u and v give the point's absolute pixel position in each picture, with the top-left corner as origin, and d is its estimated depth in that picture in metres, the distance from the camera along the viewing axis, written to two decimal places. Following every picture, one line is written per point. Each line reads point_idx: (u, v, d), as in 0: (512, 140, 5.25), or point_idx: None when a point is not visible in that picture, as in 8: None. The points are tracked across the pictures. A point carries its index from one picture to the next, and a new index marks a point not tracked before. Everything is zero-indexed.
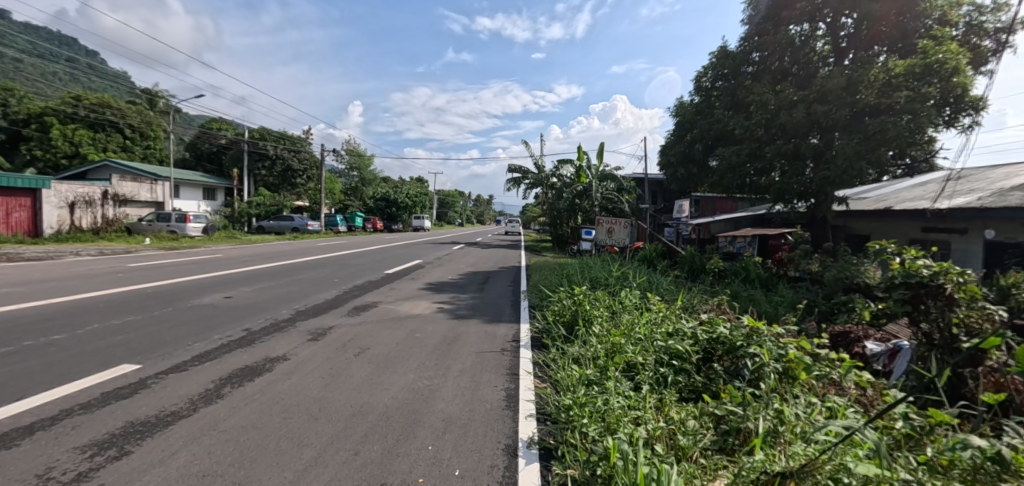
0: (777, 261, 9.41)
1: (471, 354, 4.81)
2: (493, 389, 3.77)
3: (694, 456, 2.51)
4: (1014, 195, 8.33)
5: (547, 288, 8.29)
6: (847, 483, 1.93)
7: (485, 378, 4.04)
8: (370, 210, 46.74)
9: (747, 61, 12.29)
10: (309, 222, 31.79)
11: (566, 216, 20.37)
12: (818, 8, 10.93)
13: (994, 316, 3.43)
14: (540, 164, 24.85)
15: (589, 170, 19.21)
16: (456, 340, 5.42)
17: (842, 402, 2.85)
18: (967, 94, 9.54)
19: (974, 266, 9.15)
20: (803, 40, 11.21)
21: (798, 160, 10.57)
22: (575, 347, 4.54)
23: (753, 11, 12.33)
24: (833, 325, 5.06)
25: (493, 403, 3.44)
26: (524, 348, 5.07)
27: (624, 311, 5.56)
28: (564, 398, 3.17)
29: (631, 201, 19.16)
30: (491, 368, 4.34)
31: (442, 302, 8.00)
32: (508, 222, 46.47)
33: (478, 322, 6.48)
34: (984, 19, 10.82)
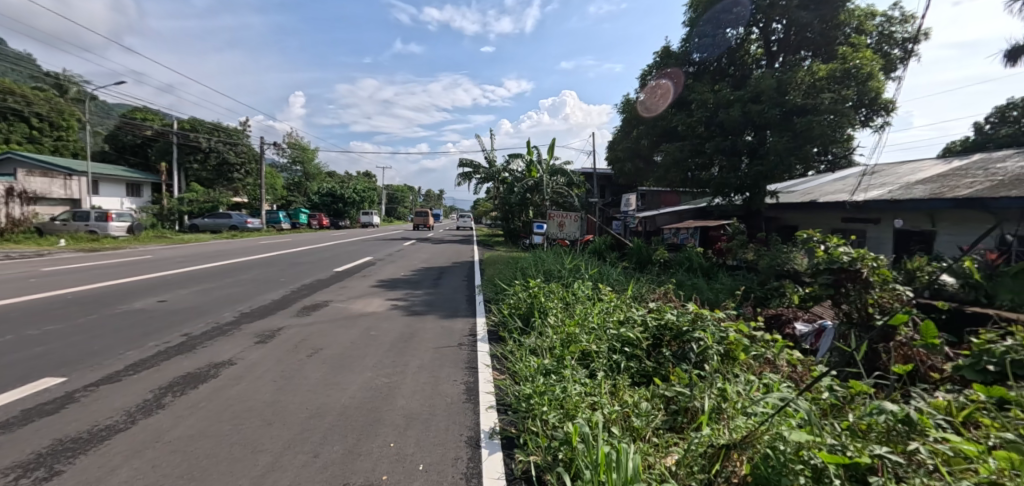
0: (717, 252, 9.99)
1: (429, 350, 4.78)
2: (453, 383, 3.77)
3: (647, 435, 2.64)
4: (918, 189, 9.38)
5: (501, 282, 8.31)
6: (782, 448, 2.08)
7: (444, 373, 4.04)
8: (315, 205, 44.87)
9: (688, 62, 12.91)
10: (249, 219, 30.11)
11: (518, 210, 20.53)
12: (752, 13, 11.70)
13: (902, 296, 3.84)
14: (490, 158, 24.77)
15: (539, 164, 19.40)
16: (414, 336, 5.36)
17: (777, 378, 3.07)
18: (880, 97, 10.41)
19: (887, 253, 10.20)
20: (738, 43, 12.16)
21: (735, 157, 11.37)
22: (532, 339, 4.60)
23: (693, 13, 12.92)
24: (767, 309, 5.53)
25: (453, 396, 3.46)
26: (481, 342, 5.09)
27: (577, 301, 5.71)
28: (524, 388, 3.23)
29: (580, 195, 19.70)
30: (451, 362, 4.35)
31: (396, 299, 7.86)
32: (460, 217, 46.52)
33: (434, 317, 6.46)
34: (893, 29, 11.83)
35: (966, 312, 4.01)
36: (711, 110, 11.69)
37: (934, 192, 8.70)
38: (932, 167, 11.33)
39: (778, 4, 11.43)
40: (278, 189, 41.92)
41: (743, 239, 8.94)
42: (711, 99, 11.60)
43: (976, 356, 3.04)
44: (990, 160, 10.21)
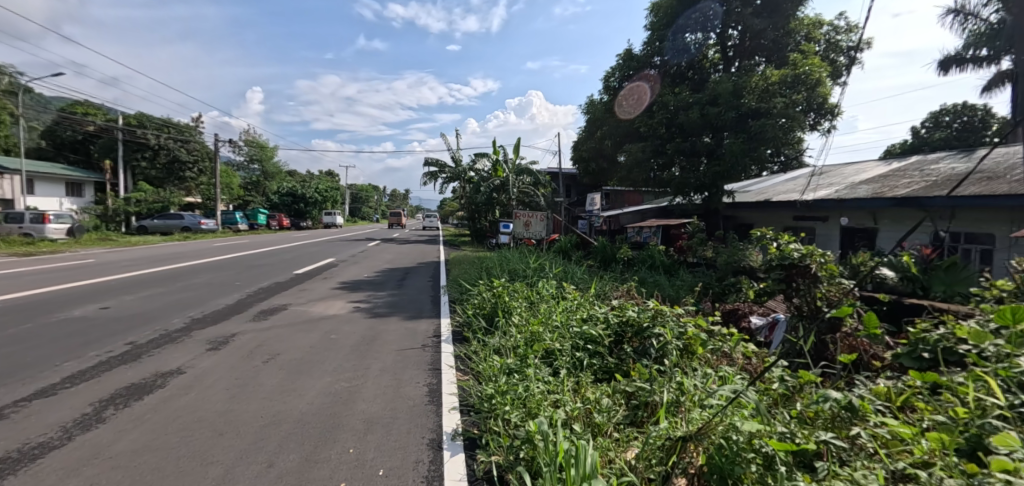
0: (677, 249, 10.31)
1: (392, 352, 4.69)
2: (416, 385, 3.71)
3: (609, 431, 2.68)
4: (861, 188, 9.98)
5: (467, 282, 8.26)
6: (736, 438, 2.15)
7: (407, 375, 3.97)
8: (275, 206, 43.28)
9: (649, 64, 13.21)
10: (203, 220, 28.69)
11: (485, 210, 20.48)
12: (709, 19, 12.11)
13: (847, 289, 4.08)
14: (456, 157, 24.57)
15: (505, 164, 19.41)
16: (376, 339, 5.24)
17: (732, 370, 3.18)
18: (826, 102, 11.01)
19: (834, 249, 10.82)
20: (697, 48, 12.48)
21: (694, 157, 11.77)
22: (496, 338, 4.57)
23: (654, 17, 13.26)
24: (725, 304, 5.75)
25: (416, 399, 3.41)
26: (445, 343, 5.03)
27: (541, 300, 5.74)
28: (486, 388, 3.20)
29: (546, 194, 19.88)
30: (414, 364, 4.28)
31: (358, 301, 7.67)
32: (426, 217, 46.00)
33: (398, 319, 6.34)
34: (839, 38, 12.58)
35: (904, 303, 4.29)
36: (671, 112, 12.00)
37: (876, 191, 9.28)
38: (874, 168, 12.08)
39: (734, 11, 11.89)
40: (234, 189, 39.99)
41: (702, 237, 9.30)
42: (672, 101, 11.94)
43: (914, 344, 3.25)
44: (924, 162, 10.99)
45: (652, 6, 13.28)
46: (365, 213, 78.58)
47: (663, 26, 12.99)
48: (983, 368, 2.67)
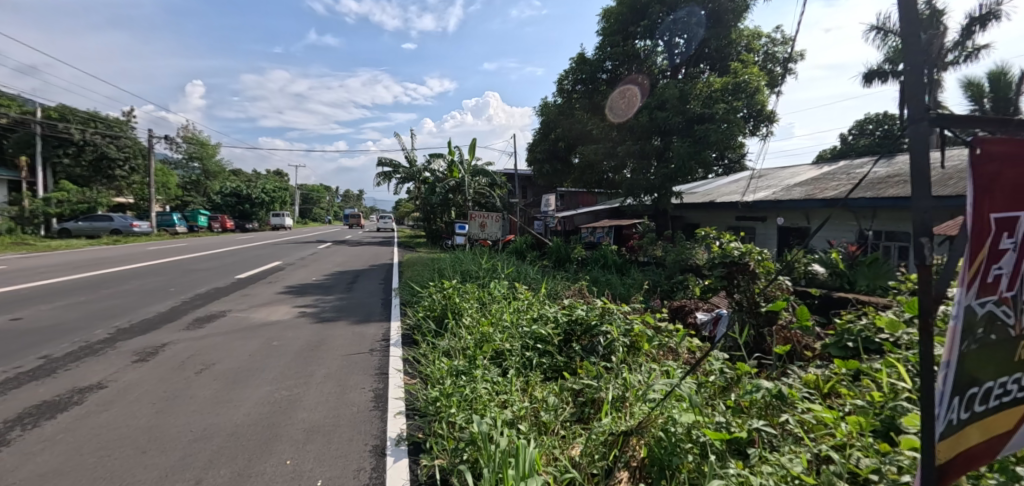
0: (628, 249, 10.62)
1: (337, 358, 4.54)
2: (362, 390, 3.61)
3: (555, 429, 2.71)
4: (796, 191, 10.69)
5: (418, 284, 8.09)
6: (674, 429, 2.23)
7: (352, 381, 3.85)
8: (218, 207, 40.86)
9: (601, 69, 13.59)
10: (135, 222, 26.62)
11: (440, 211, 20.37)
12: (657, 27, 12.60)
13: (783, 286, 4.36)
14: (411, 157, 24.18)
15: (461, 165, 19.30)
16: (322, 344, 5.06)
17: (674, 364, 3.30)
18: (764, 109, 11.70)
19: (772, 247, 11.51)
20: (646, 54, 12.87)
21: (644, 160, 12.16)
22: (445, 340, 4.51)
23: (605, 23, 13.63)
24: (673, 301, 5.99)
25: (360, 405, 3.31)
26: (394, 346, 4.92)
27: (492, 301, 5.75)
28: (432, 390, 3.15)
29: (502, 195, 19.98)
30: (360, 370, 4.16)
31: (304, 305, 7.37)
32: (381, 218, 44.94)
33: (346, 323, 6.14)
34: (776, 49, 13.39)
35: (832, 297, 4.60)
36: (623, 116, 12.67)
37: (808, 194, 9.96)
38: (808, 172, 12.97)
39: (681, 20, 12.36)
40: (172, 188, 37.35)
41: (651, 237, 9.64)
42: None
43: (840, 335, 3.50)
44: (850, 167, 11.92)
45: (603, 12, 13.64)
46: (318, 214, 75.65)
47: (614, 32, 13.37)
48: (896, 355, 2.91)
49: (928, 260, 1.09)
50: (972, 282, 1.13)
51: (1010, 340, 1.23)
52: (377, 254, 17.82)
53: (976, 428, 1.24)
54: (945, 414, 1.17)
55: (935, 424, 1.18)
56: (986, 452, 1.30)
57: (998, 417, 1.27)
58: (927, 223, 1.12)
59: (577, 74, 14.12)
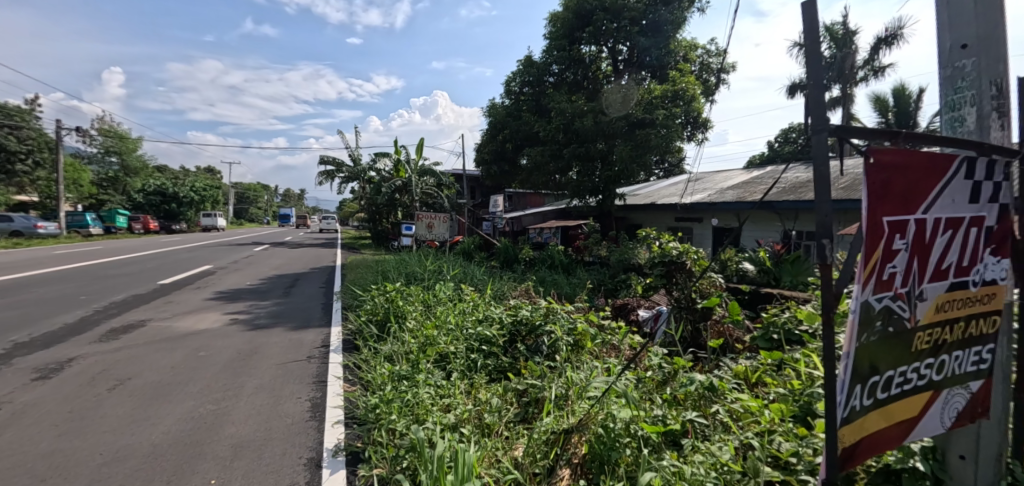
0: (574, 249, 10.88)
1: (272, 367, 4.32)
2: (297, 401, 3.46)
3: (498, 430, 2.73)
4: (728, 193, 11.45)
5: (360, 287, 7.83)
6: (610, 425, 2.32)
7: (287, 391, 3.68)
8: (140, 206, 37.48)
9: (548, 72, 13.91)
10: (39, 223, 23.84)
11: (386, 211, 20.05)
12: (602, 34, 13.04)
13: (716, 283, 4.67)
14: (356, 156, 23.45)
15: (408, 164, 18.90)
16: (255, 353, 4.78)
17: (614, 361, 3.44)
18: (700, 116, 12.40)
19: (708, 246, 12.23)
20: (591, 60, 13.43)
21: (589, 162, 12.54)
22: (388, 344, 4.41)
23: (552, 28, 13.92)
24: (618, 299, 6.27)
25: (295, 416, 3.18)
26: (335, 353, 4.75)
27: (438, 303, 5.70)
28: (372, 397, 3.08)
29: (450, 196, 19.97)
30: (296, 379, 3.99)
31: (237, 312, 6.94)
32: (326, 218, 43.14)
33: (283, 330, 5.85)
34: (711, 60, 14.21)
35: (760, 292, 4.97)
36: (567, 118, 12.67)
37: (739, 197, 10.68)
38: (739, 176, 13.92)
39: (623, 28, 12.85)
40: (84, 186, 33.73)
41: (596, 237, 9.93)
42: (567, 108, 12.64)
43: (766, 327, 3.78)
44: (774, 172, 12.92)
45: (550, 17, 13.92)
46: (256, 214, 71.20)
47: (560, 37, 13.68)
48: (812, 345, 3.19)
49: (830, 259, 1.19)
50: (868, 281, 1.23)
51: (907, 332, 1.38)
52: (319, 256, 17.06)
53: (876, 415, 1.37)
54: (847, 401, 1.29)
55: (838, 410, 1.28)
56: (888, 436, 1.44)
57: (897, 404, 1.42)
58: (829, 224, 1.21)
59: (525, 76, 14.32)
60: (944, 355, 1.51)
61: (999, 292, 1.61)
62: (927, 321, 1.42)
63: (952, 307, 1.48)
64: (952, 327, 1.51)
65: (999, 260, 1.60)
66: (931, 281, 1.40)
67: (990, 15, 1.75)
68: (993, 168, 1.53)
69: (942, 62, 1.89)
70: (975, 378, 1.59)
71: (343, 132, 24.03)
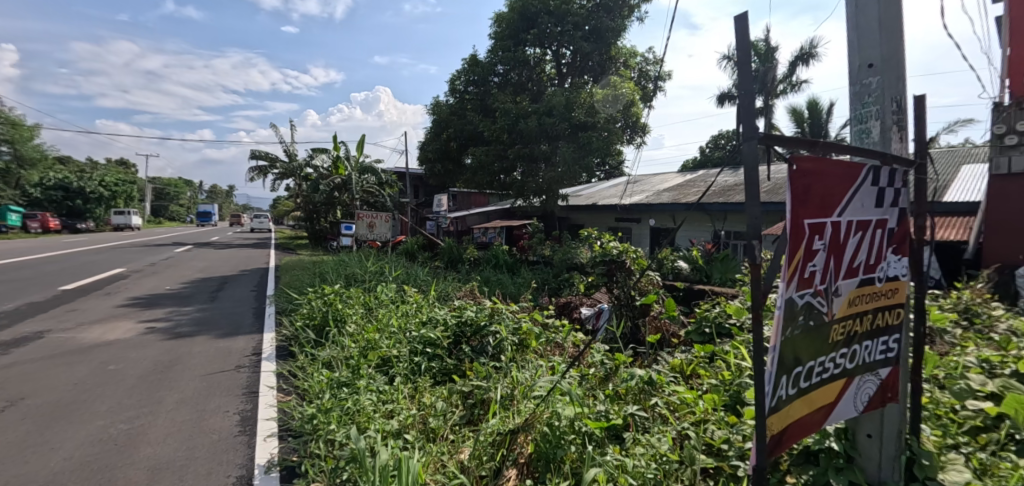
0: (518, 249, 11.00)
1: (195, 379, 3.96)
2: (225, 415, 3.20)
3: (444, 434, 2.69)
4: (664, 196, 12.10)
5: (295, 290, 7.39)
6: (555, 423, 2.37)
7: (213, 405, 3.39)
8: (32, 202, 33.02)
9: (493, 72, 13.98)
10: None
11: (324, 210, 19.29)
12: (545, 37, 13.29)
13: (653, 281, 4.94)
14: (291, 151, 22.23)
15: (347, 161, 18.19)
16: (175, 364, 4.37)
17: (558, 359, 3.51)
18: (638, 121, 12.99)
19: (645, 246, 12.85)
20: (535, 62, 13.63)
21: (532, 163, 12.75)
22: (326, 350, 4.20)
23: (497, 28, 13.99)
24: (560, 298, 6.41)
25: (222, 432, 2.93)
26: (267, 361, 4.45)
27: (380, 305, 5.52)
28: (309, 407, 2.91)
29: (392, 195, 19.50)
30: (224, 390, 3.69)
31: (153, 319, 6.31)
32: (258, 217, 40.40)
33: (208, 338, 5.40)
34: (649, 68, 14.91)
35: (693, 289, 5.28)
36: (512, 119, 12.84)
37: (673, 199, 11.32)
38: (673, 179, 14.75)
39: (568, 32, 13.18)
40: None
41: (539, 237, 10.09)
42: (512, 109, 12.77)
43: (699, 322, 4.03)
44: (705, 176, 13.82)
45: (495, 17, 13.97)
46: (177, 212, 65.20)
47: (506, 37, 13.79)
48: (740, 338, 3.44)
49: (758, 258, 1.25)
50: (792, 280, 1.33)
51: (824, 325, 1.51)
52: (250, 258, 15.93)
53: (799, 403, 1.49)
54: (774, 391, 1.38)
55: (766, 401, 1.37)
56: (809, 421, 1.57)
57: (817, 392, 1.55)
58: (759, 225, 1.27)
59: (470, 75, 14.27)
60: (855, 345, 1.68)
61: (899, 287, 1.82)
62: (841, 315, 1.57)
63: (861, 301, 1.65)
64: (860, 319, 1.68)
65: (898, 258, 1.81)
66: (844, 278, 1.55)
67: (891, 40, 1.98)
68: (893, 176, 1.73)
69: (852, 79, 2.11)
70: (879, 364, 1.79)
71: (276, 126, 22.67)
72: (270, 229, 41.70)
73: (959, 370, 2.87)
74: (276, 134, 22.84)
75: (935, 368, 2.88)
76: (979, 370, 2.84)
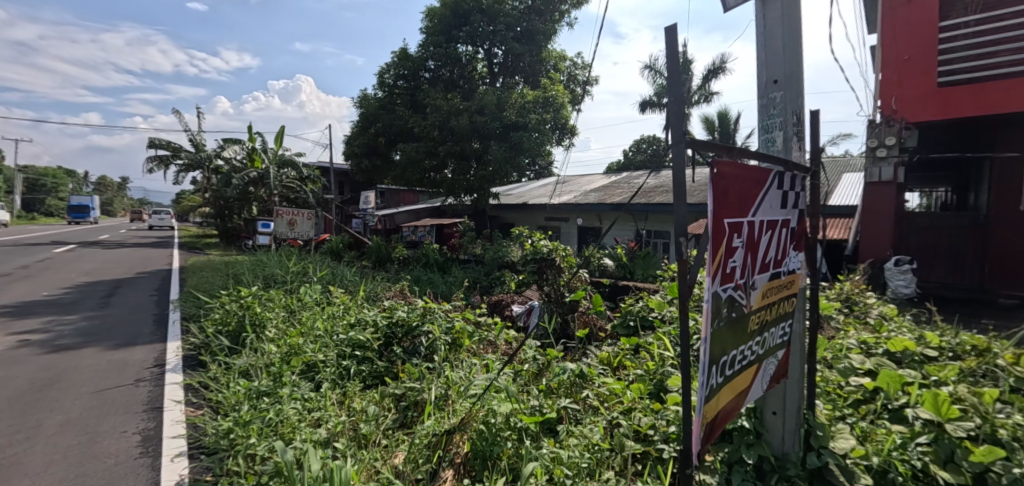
0: (449, 247, 10.91)
1: (83, 397, 3.44)
2: (122, 436, 2.82)
3: (377, 439, 2.58)
4: (590, 196, 12.63)
5: (204, 293, 6.69)
6: (492, 420, 2.38)
7: (107, 425, 2.97)
8: None
9: (424, 67, 13.74)
10: None
11: (237, 206, 17.74)
12: (477, 36, 13.28)
13: (582, 278, 5.13)
14: (198, 141, 20.15)
15: (264, 153, 16.87)
16: (56, 382, 3.77)
17: (493, 356, 3.54)
18: (567, 123, 13.43)
19: (573, 245, 13.32)
20: (467, 60, 13.57)
21: (463, 161, 12.70)
22: (242, 358, 3.85)
23: (429, 23, 13.76)
24: (491, 296, 6.46)
25: (118, 455, 2.58)
26: (173, 372, 4.00)
27: (303, 308, 5.19)
28: (225, 421, 2.66)
29: (315, 191, 18.41)
30: (121, 408, 3.25)
31: (25, 330, 5.41)
32: (158, 214, 36.11)
33: (97, 349, 4.74)
34: (577, 72, 15.44)
35: (618, 285, 5.57)
36: (443, 116, 12.71)
37: (599, 199, 11.90)
38: (599, 181, 15.44)
39: (499, 32, 13.24)
40: None
41: (470, 236, 10.11)
42: (443, 106, 12.64)
43: (625, 316, 4.27)
44: (628, 178, 14.63)
45: (427, 12, 13.74)
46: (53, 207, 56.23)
47: (437, 33, 13.62)
48: (662, 329, 3.70)
49: (684, 255, 1.32)
50: (716, 275, 1.44)
51: (742, 316, 1.66)
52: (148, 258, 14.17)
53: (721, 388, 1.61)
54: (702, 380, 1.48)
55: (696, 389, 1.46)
56: (731, 405, 1.71)
57: (737, 378, 1.70)
58: (685, 224, 1.35)
59: (399, 68, 13.87)
60: (765, 333, 1.87)
61: (797, 279, 2.06)
62: (755, 306, 1.74)
63: (770, 293, 1.84)
64: (768, 309, 1.87)
65: (797, 254, 2.04)
66: (759, 272, 1.72)
67: (793, 59, 2.24)
68: (794, 181, 1.95)
69: (761, 93, 2.35)
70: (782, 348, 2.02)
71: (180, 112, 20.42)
72: (173, 227, 37.42)
73: (843, 351, 3.31)
74: (180, 121, 20.52)
75: (824, 350, 3.30)
76: (859, 351, 3.32)
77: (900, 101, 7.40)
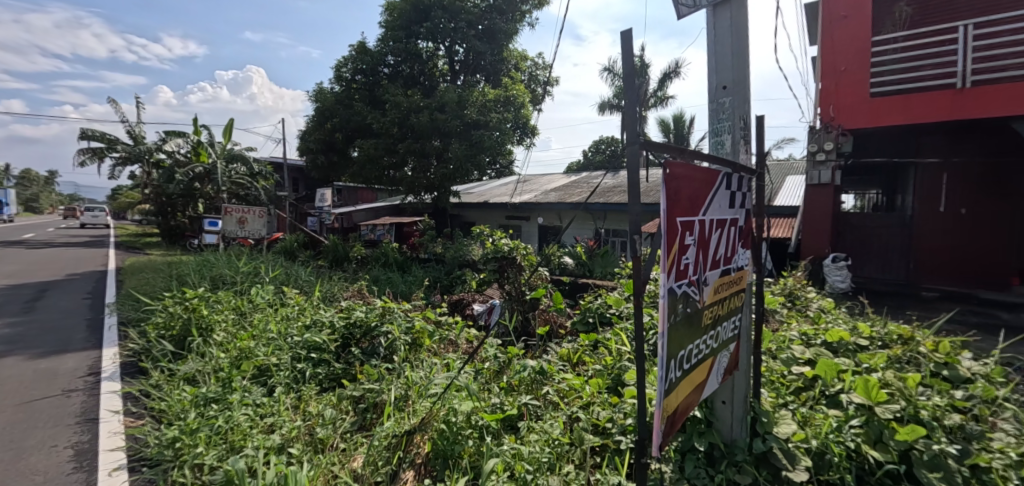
0: (409, 246, 10.74)
1: (4, 410, 3.14)
2: (52, 451, 2.59)
3: (334, 443, 2.51)
4: (551, 195, 12.79)
5: (144, 295, 6.25)
6: (453, 419, 2.38)
7: (33, 440, 2.72)
8: None
9: (383, 62, 13.44)
10: None
11: (181, 203, 16.67)
12: (438, 33, 13.12)
13: (543, 276, 5.18)
14: (137, 133, 18.77)
15: (210, 147, 15.96)
16: None
17: (453, 356, 3.52)
18: (528, 123, 13.53)
19: (534, 243, 13.43)
20: (428, 56, 13.38)
21: (423, 159, 12.52)
22: (187, 364, 3.63)
23: (388, 17, 13.46)
24: (451, 295, 6.42)
25: (48, 472, 2.37)
26: (109, 381, 3.72)
27: (255, 310, 4.96)
28: (170, 429, 2.51)
29: (267, 187, 17.60)
30: (50, 421, 2.99)
31: None
32: (90, 212, 33.32)
33: (20, 358, 4.32)
34: (539, 72, 15.56)
35: (578, 283, 5.67)
36: (403, 113, 12.48)
37: (560, 199, 12.07)
38: (560, 180, 15.65)
39: (460, 30, 13.18)
40: None
41: (431, 235, 9.98)
42: (403, 102, 12.41)
43: (584, 313, 4.35)
44: (588, 178, 14.92)
45: (386, 6, 13.44)
46: None
47: (397, 28, 13.34)
48: (619, 326, 3.80)
49: (639, 253, 1.38)
50: (671, 271, 1.50)
51: (696, 311, 1.73)
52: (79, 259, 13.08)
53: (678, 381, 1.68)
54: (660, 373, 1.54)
55: None
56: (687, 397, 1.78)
57: (693, 372, 1.77)
58: (639, 223, 1.41)
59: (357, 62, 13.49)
60: (717, 327, 1.96)
61: (744, 275, 2.17)
62: (708, 301, 1.83)
63: (722, 289, 1.93)
64: (720, 303, 1.96)
65: (745, 252, 2.16)
66: (711, 268, 1.81)
67: (741, 67, 2.35)
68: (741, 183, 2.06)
69: (711, 98, 2.45)
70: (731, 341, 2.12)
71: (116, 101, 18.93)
72: (107, 225, 34.66)
73: (785, 343, 3.52)
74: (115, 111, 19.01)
75: (770, 341, 3.50)
76: (801, 342, 3.55)
77: (837, 110, 7.92)
